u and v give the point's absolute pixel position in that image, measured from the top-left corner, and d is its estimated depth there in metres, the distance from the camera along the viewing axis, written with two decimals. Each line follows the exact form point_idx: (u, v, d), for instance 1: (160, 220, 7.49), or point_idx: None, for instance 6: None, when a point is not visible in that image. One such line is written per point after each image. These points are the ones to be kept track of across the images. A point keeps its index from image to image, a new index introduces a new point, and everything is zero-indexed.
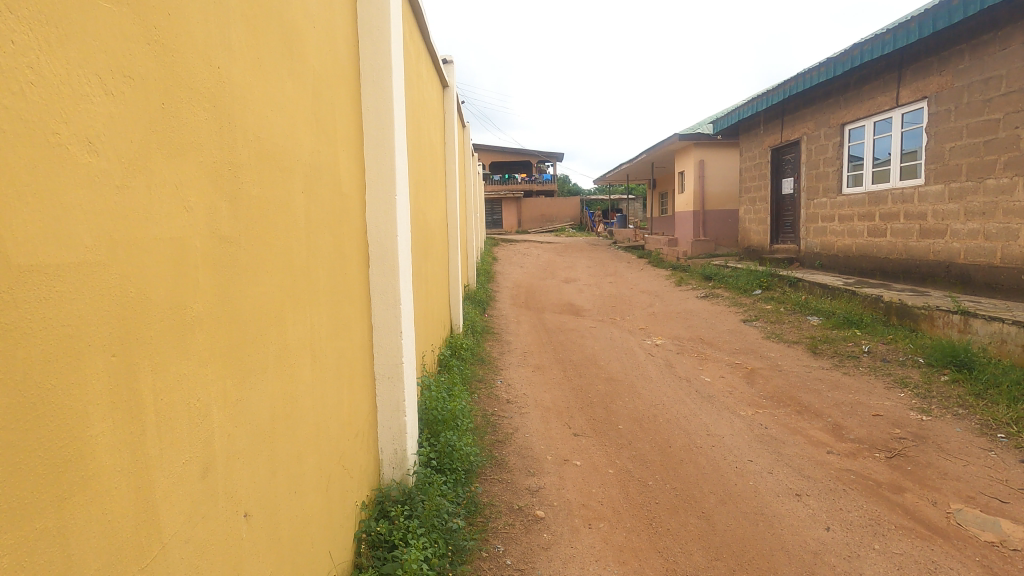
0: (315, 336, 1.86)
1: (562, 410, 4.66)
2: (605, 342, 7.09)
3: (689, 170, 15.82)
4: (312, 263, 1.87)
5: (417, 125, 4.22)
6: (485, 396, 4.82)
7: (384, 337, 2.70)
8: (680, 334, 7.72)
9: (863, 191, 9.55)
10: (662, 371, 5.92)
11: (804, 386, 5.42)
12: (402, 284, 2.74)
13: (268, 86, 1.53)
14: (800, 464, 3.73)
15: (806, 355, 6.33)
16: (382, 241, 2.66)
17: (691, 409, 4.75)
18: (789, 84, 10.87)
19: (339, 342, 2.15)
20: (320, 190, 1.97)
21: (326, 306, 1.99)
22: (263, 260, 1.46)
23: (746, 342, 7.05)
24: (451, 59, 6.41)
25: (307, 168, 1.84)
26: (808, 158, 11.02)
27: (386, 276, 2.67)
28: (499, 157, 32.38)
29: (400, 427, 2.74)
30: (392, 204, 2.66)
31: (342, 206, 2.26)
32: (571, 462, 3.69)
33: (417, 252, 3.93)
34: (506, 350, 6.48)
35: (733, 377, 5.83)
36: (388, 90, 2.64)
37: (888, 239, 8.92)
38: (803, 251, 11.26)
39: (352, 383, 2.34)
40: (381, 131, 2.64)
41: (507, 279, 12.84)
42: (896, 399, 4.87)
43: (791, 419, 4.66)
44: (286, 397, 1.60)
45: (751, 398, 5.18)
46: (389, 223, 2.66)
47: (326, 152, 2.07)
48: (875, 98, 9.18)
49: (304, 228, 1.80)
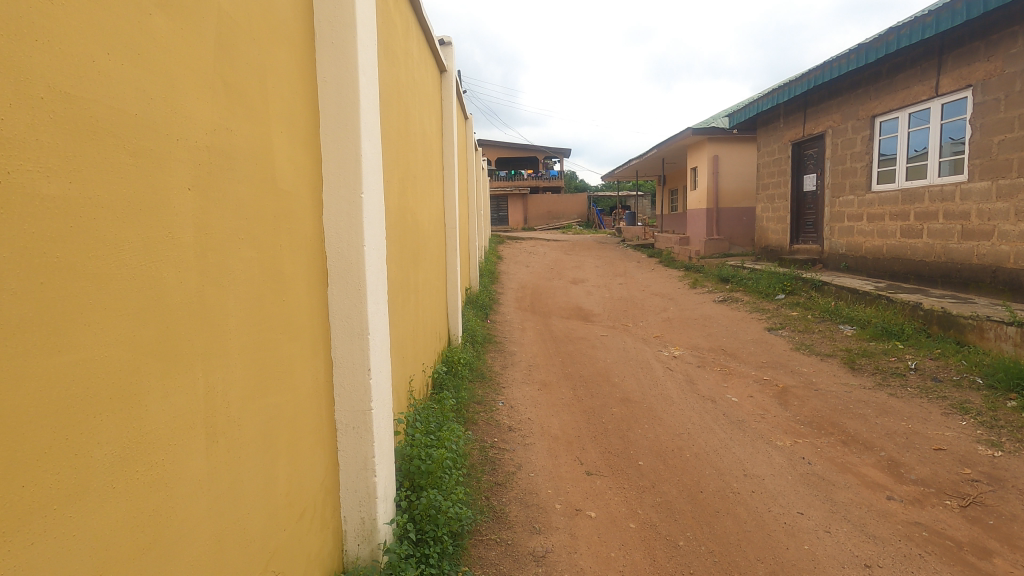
0: (216, 402, 1.25)
1: (573, 440, 4.05)
2: (617, 354, 6.46)
3: (702, 166, 15.12)
4: (213, 292, 1.25)
5: (405, 111, 3.61)
6: (484, 422, 4.20)
7: (349, 374, 2.09)
8: (700, 344, 7.09)
9: (895, 188, 8.86)
10: (683, 389, 5.30)
11: (845, 409, 4.78)
12: (372, 305, 2.12)
13: (106, 10, 0.93)
14: (860, 518, 3.10)
15: (843, 371, 5.69)
16: (347, 252, 2.05)
17: (721, 439, 4.13)
18: (814, 73, 10.16)
19: (269, 397, 1.54)
20: (234, 187, 1.36)
21: (241, 353, 1.38)
22: (76, 306, 0.86)
23: (774, 355, 6.40)
24: (449, 40, 5.80)
25: (205, 151, 1.23)
26: (834, 153, 10.33)
27: (351, 298, 2.06)
28: (505, 154, 31.67)
29: (370, 489, 2.14)
30: (358, 203, 2.04)
31: (281, 208, 1.65)
32: (585, 514, 3.07)
33: (400, 260, 3.30)
34: (508, 363, 5.87)
35: (764, 397, 5.19)
36: (351, 52, 2.01)
37: (925, 240, 8.24)
38: (827, 252, 10.57)
39: (296, 446, 1.74)
40: (342, 108, 2.02)
41: (512, 279, 12.24)
42: (957, 428, 4.24)
43: (838, 453, 4.03)
44: (148, 513, 1.00)
45: (787, 425, 4.55)
46: (357, 229, 2.04)
47: (251, 133, 1.46)
48: (910, 88, 8.49)
49: (196, 243, 1.18)
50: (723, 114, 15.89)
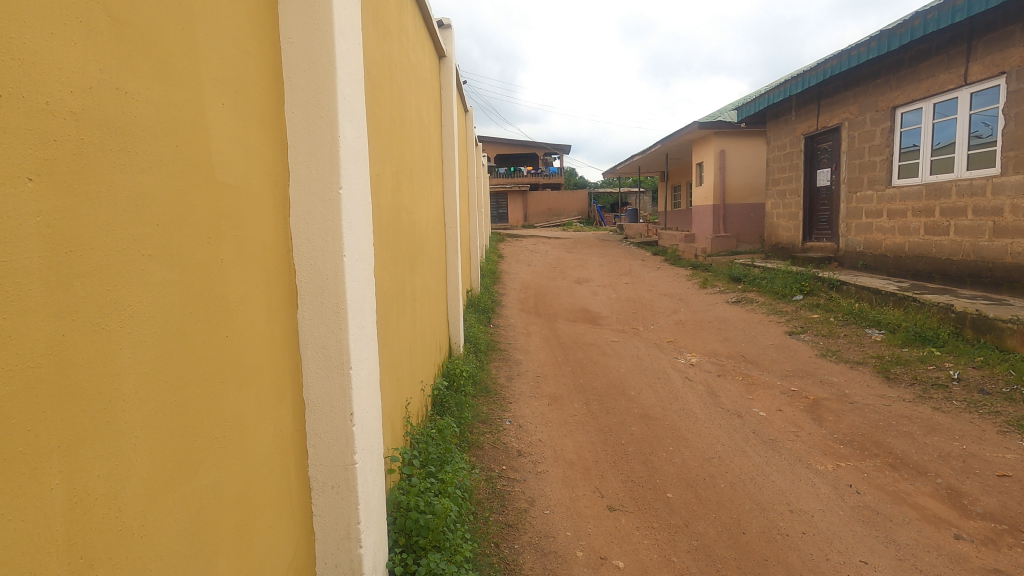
0: (92, 513, 0.80)
1: (591, 466, 3.60)
2: (631, 362, 6.00)
3: (708, 161, 14.65)
4: (90, 342, 0.81)
5: (398, 96, 3.13)
6: (491, 446, 3.76)
7: (326, 420, 1.63)
8: (717, 350, 6.64)
9: (918, 182, 8.41)
10: (705, 403, 4.86)
11: (888, 427, 4.33)
12: (354, 331, 1.66)
13: None
14: (932, 568, 2.67)
15: (877, 381, 5.26)
16: (322, 264, 1.59)
17: (756, 464, 3.69)
18: (831, 63, 9.69)
19: (204, 475, 1.09)
20: (133, 178, 0.91)
21: (149, 424, 0.93)
22: None
23: (799, 363, 5.96)
24: (448, 22, 5.33)
25: (67, 120, 0.79)
26: (850, 146, 9.88)
27: (327, 323, 1.61)
28: (505, 150, 31.13)
29: (354, 564, 1.68)
30: (334, 201, 1.58)
31: (223, 210, 1.20)
32: (612, 564, 2.63)
33: (392, 267, 2.84)
34: (513, 374, 5.42)
35: (794, 411, 4.75)
36: (322, 2, 1.53)
37: (952, 238, 7.81)
38: (844, 250, 10.12)
39: (248, 534, 1.27)
40: (312, 78, 1.55)
41: (515, 279, 11.79)
42: (1017, 449, 3.81)
43: (888, 480, 3.60)
44: None
45: (825, 445, 4.11)
46: (335, 234, 1.58)
47: (167, 99, 1.00)
48: (936, 77, 8.03)
49: (42, 267, 0.74)
50: (730, 108, 15.41)
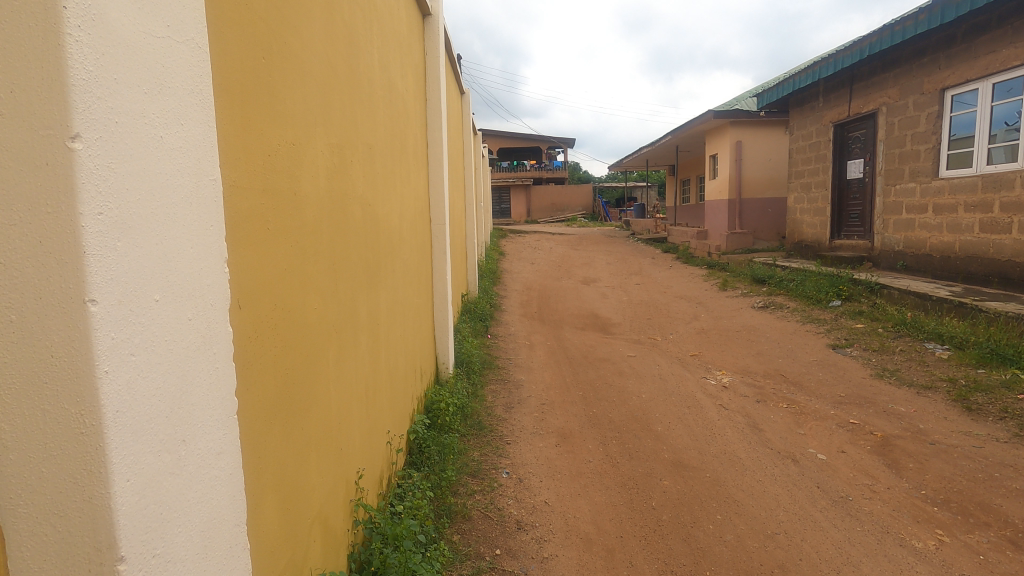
0: None
1: (616, 548, 2.67)
2: (652, 384, 5.06)
3: (724, 152, 13.63)
4: None
5: (346, 35, 2.18)
6: (481, 516, 2.84)
7: None
8: (751, 367, 5.69)
9: (971, 172, 7.44)
10: (750, 442, 3.92)
11: (990, 481, 3.39)
12: (129, 472, 0.72)
13: None
14: None
15: (955, 414, 4.31)
16: (38, 327, 0.67)
17: (835, 543, 2.76)
18: (868, 41, 8.66)
19: None
20: None
21: None
22: None
23: (853, 385, 5.01)
24: None
25: None
26: (888, 134, 8.90)
27: (61, 463, 0.69)
28: (509, 145, 30.13)
29: None
30: (62, 168, 0.66)
31: None
32: None
33: (328, 285, 1.90)
34: (512, 402, 4.49)
35: (861, 454, 3.81)
36: None
37: (1015, 236, 6.83)
38: (879, 249, 9.15)
39: None
40: None
41: (517, 279, 10.85)
42: None
43: (1014, 566, 2.67)
44: None
45: (913, 506, 3.18)
46: (66, 252, 0.66)
47: None
48: (997, 52, 7.02)
49: None
50: (749, 95, 14.37)
